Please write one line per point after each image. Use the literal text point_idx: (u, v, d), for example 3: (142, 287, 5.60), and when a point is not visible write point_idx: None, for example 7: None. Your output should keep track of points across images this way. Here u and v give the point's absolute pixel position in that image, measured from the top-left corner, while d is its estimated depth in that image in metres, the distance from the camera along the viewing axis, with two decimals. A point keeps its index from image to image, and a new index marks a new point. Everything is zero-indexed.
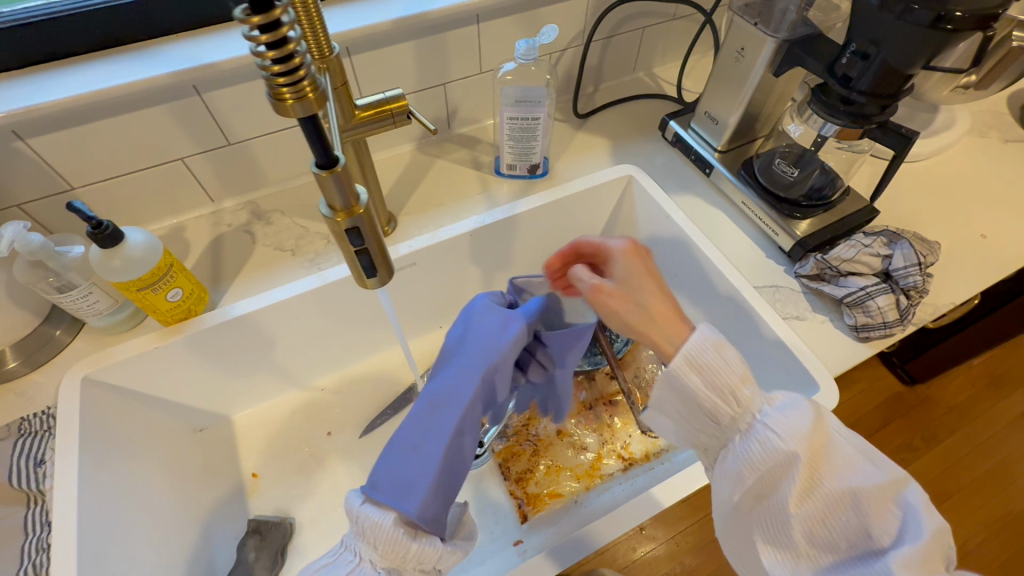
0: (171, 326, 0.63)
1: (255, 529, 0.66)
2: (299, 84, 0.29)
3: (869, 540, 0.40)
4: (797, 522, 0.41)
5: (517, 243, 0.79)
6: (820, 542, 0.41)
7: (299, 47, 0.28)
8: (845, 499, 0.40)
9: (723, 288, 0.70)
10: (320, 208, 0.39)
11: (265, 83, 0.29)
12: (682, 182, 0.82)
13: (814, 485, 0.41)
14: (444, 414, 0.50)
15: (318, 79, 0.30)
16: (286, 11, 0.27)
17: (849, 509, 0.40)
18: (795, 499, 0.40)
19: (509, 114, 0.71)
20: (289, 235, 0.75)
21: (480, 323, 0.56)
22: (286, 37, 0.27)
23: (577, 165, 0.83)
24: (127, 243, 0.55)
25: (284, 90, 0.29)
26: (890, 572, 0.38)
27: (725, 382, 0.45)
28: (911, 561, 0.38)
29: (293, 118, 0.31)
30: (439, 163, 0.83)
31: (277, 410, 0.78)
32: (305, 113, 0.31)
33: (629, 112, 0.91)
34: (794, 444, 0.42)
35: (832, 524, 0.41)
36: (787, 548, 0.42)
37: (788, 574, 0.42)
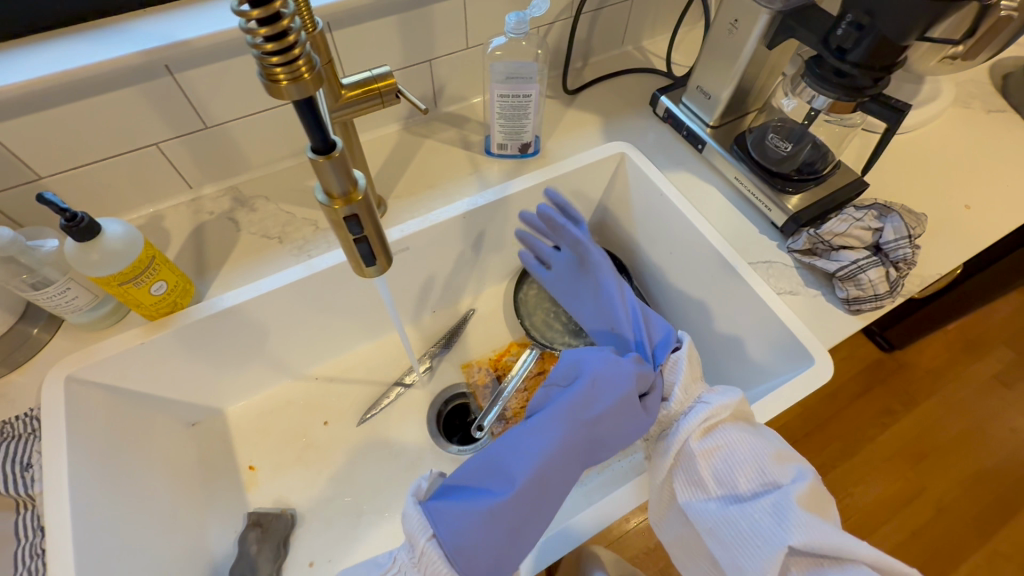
0: (156, 320, 0.61)
1: (255, 522, 0.66)
2: (294, 63, 0.27)
3: (764, 478, 0.48)
4: (700, 457, 0.50)
5: (510, 224, 0.78)
6: (722, 480, 0.49)
7: (293, 24, 0.26)
8: (742, 443, 0.50)
9: (718, 265, 0.71)
10: (316, 194, 0.37)
11: (257, 62, 0.27)
12: (674, 158, 0.81)
13: (720, 432, 0.51)
14: (547, 499, 0.50)
15: (313, 58, 0.28)
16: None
17: (747, 451, 0.49)
18: (698, 438, 0.51)
19: (499, 92, 0.69)
20: (274, 222, 0.72)
21: (613, 416, 0.54)
22: (279, 12, 0.25)
23: (569, 143, 0.81)
24: (104, 236, 0.52)
25: (277, 71, 0.27)
26: (779, 497, 0.46)
27: (680, 385, 0.56)
28: (796, 494, 0.46)
29: (289, 101, 0.29)
30: (427, 143, 0.81)
31: (271, 401, 0.76)
32: (304, 94, 0.29)
33: (619, 87, 0.89)
34: (707, 398, 0.53)
35: (731, 464, 0.49)
36: (695, 482, 0.50)
37: (695, 508, 0.50)
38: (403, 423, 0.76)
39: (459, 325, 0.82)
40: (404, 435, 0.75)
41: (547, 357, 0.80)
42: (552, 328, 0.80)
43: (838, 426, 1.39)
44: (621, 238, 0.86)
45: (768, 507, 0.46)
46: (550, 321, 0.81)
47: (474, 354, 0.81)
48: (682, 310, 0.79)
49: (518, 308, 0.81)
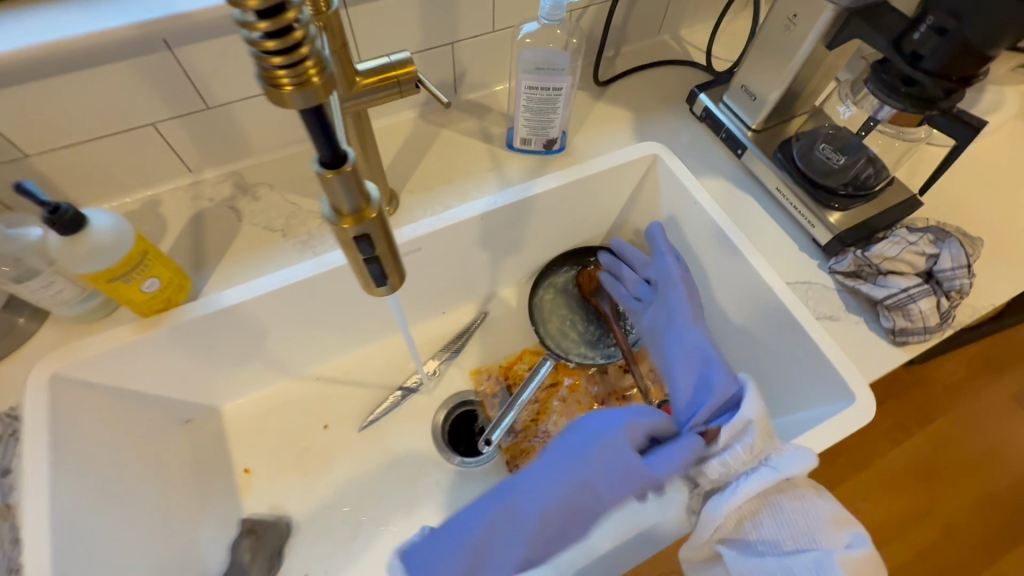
0: (148, 317, 0.57)
1: (250, 529, 0.63)
2: (300, 66, 0.22)
3: (813, 539, 0.46)
4: (744, 504, 0.48)
5: (530, 226, 0.73)
6: (764, 532, 0.47)
7: (301, 20, 0.21)
8: (797, 501, 0.48)
9: (753, 284, 0.65)
10: (323, 211, 0.32)
11: (255, 64, 0.22)
12: (709, 163, 0.75)
13: (774, 491, 0.48)
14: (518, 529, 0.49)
15: (324, 58, 0.23)
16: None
17: (800, 507, 0.47)
18: (746, 486, 0.47)
19: (526, 84, 0.63)
20: (278, 213, 0.67)
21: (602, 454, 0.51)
22: (283, 4, 0.20)
23: (598, 141, 0.76)
24: (90, 230, 0.48)
25: (281, 75, 0.22)
26: (824, 558, 0.44)
27: (743, 445, 0.49)
28: (849, 562, 0.44)
29: (293, 109, 0.24)
30: (444, 133, 0.75)
31: (270, 399, 0.73)
32: (313, 102, 0.24)
33: (653, 80, 0.82)
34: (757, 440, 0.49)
35: (778, 521, 0.47)
36: (731, 528, 0.49)
37: (730, 554, 0.48)
38: (407, 431, 0.72)
39: (470, 328, 0.78)
40: (407, 444, 0.71)
41: (561, 368, 0.76)
42: (568, 338, 0.76)
43: (850, 440, 1.35)
44: (645, 244, 0.81)
45: (809, 566, 0.45)
46: (567, 330, 0.77)
47: (485, 360, 0.77)
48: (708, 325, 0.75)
49: (533, 314, 0.76)
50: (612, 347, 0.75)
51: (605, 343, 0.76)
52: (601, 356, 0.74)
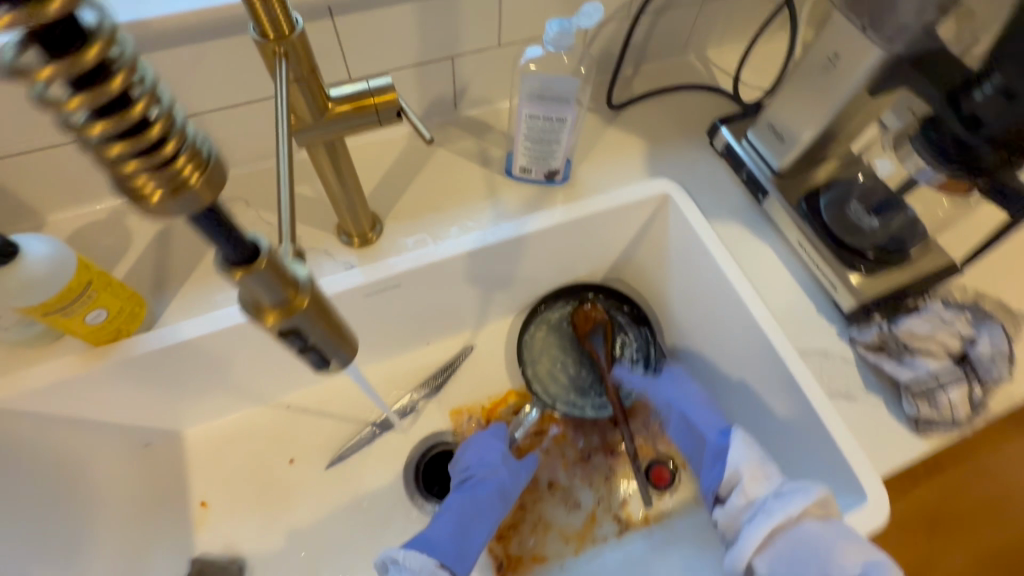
0: (98, 346, 0.52)
1: (199, 571, 0.60)
2: (170, 164, 0.19)
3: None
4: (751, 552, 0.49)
5: (523, 262, 0.67)
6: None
7: (159, 112, 0.18)
8: (799, 539, 0.47)
9: (760, 349, 0.59)
10: (240, 306, 0.27)
11: (112, 174, 0.19)
12: (726, 205, 0.68)
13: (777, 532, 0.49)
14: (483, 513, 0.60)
15: (199, 147, 0.20)
16: (112, 43, 0.17)
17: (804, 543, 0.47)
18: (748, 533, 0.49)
19: (528, 112, 0.57)
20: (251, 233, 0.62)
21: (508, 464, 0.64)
22: (129, 97, 0.17)
23: (605, 173, 0.69)
24: (25, 258, 0.43)
25: (143, 180, 0.18)
26: None
27: (739, 491, 0.52)
28: None
29: (178, 215, 0.20)
30: (439, 153, 0.69)
31: (236, 426, 0.68)
32: (198, 204, 0.20)
33: (673, 106, 0.75)
34: (749, 481, 0.52)
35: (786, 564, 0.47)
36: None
37: None
38: (376, 472, 0.67)
39: (453, 364, 0.73)
40: (375, 486, 0.67)
41: (546, 415, 0.70)
42: (558, 385, 0.71)
43: None
44: (649, 286, 0.74)
45: None
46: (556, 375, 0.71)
47: (467, 399, 0.72)
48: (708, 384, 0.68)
49: (521, 354, 0.71)
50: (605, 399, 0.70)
51: (596, 394, 0.71)
52: (593, 410, 0.70)
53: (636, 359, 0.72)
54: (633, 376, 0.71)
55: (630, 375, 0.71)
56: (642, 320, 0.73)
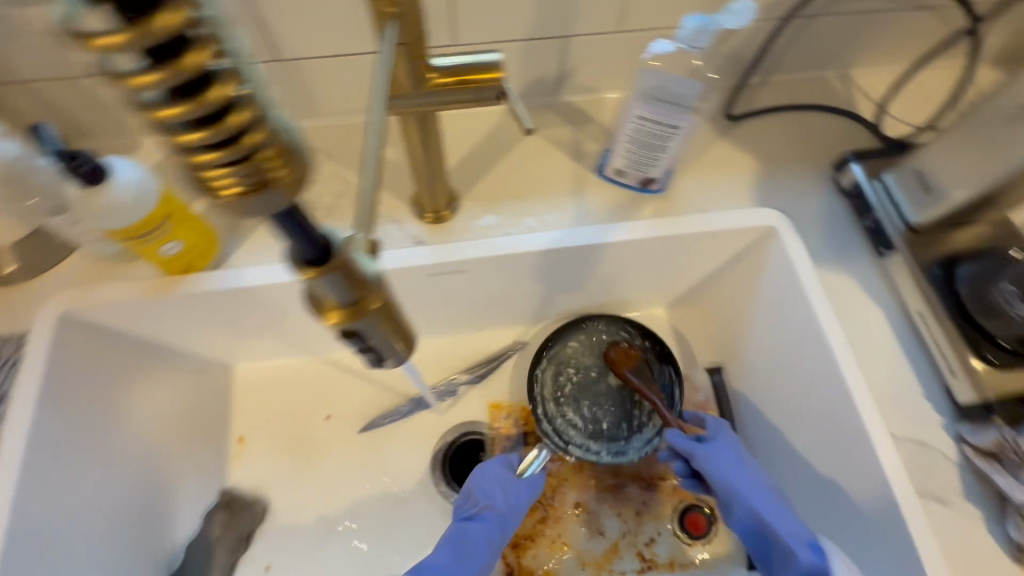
0: (169, 277, 0.54)
1: (226, 504, 0.62)
2: (259, 165, 0.21)
3: None
4: None
5: (596, 270, 0.62)
6: None
7: (257, 119, 0.20)
8: None
9: (847, 426, 0.52)
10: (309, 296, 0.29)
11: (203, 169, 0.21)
12: (839, 251, 0.60)
13: None
14: (472, 554, 0.55)
15: (289, 147, 0.22)
16: (219, 59, 0.19)
17: None
18: None
19: (638, 113, 0.51)
20: (329, 188, 0.61)
21: (506, 491, 0.59)
22: (233, 106, 0.19)
23: (706, 189, 0.63)
24: (111, 184, 0.43)
25: (234, 178, 0.21)
26: None
27: None
28: None
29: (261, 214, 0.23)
30: (531, 137, 0.65)
31: (281, 373, 0.70)
32: (282, 201, 0.23)
33: (797, 126, 0.67)
34: None
35: None
36: None
37: None
38: (405, 448, 0.67)
39: (501, 357, 0.70)
40: (402, 463, 0.66)
41: None
42: (570, 424, 0.64)
43: None
44: (725, 320, 0.67)
45: None
46: (569, 412, 0.64)
47: (508, 396, 0.69)
48: (771, 440, 0.62)
49: (529, 387, 0.64)
50: (624, 445, 0.64)
51: (612, 439, 0.64)
52: (609, 456, 0.63)
53: None
54: (654, 423, 0.65)
55: (649, 421, 0.64)
56: (667, 358, 0.65)
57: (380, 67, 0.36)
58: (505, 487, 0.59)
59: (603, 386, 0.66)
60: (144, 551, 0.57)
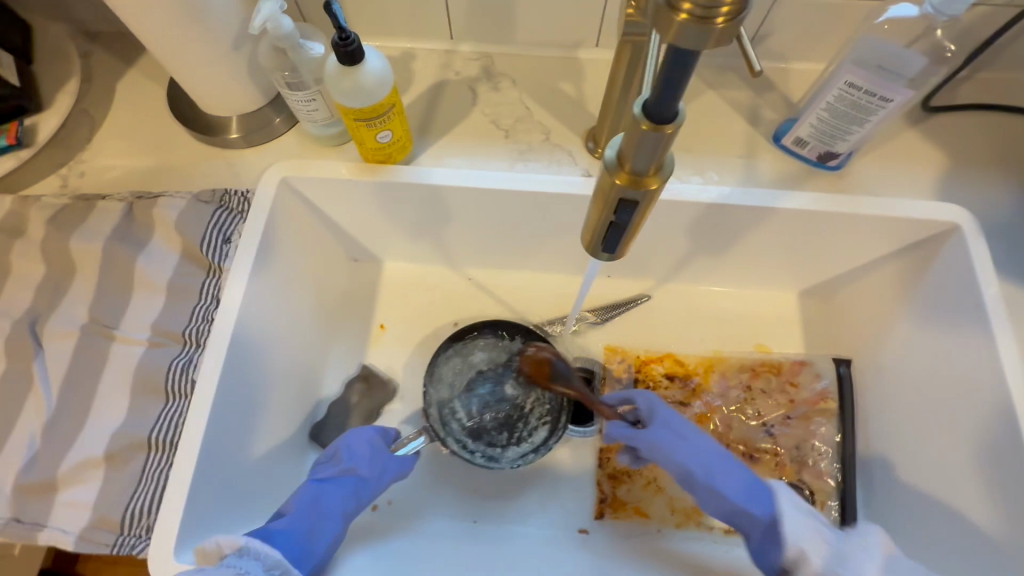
0: (368, 163, 0.60)
1: (364, 377, 0.69)
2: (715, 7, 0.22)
3: None
4: None
5: (749, 236, 0.63)
6: None
7: None
8: None
9: (1000, 445, 0.52)
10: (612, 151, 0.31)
11: None
12: (1021, 264, 0.57)
13: None
14: (326, 515, 0.54)
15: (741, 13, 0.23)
16: None
17: None
18: None
19: (847, 79, 0.50)
20: (509, 112, 0.65)
21: (370, 458, 0.58)
22: None
23: (883, 177, 0.61)
24: (365, 66, 0.49)
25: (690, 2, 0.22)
26: None
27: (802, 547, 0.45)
28: None
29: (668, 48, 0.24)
30: (708, 95, 0.65)
31: (421, 276, 0.75)
32: (700, 43, 0.23)
33: (999, 128, 0.62)
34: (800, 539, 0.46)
35: None
36: None
37: None
38: None
39: (627, 306, 0.72)
40: None
41: (697, 391, 0.69)
42: (456, 416, 0.65)
43: None
44: (866, 314, 0.66)
45: None
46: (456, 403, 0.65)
47: (626, 341, 0.72)
48: (892, 440, 0.62)
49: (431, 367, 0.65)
50: (499, 453, 0.63)
51: (490, 443, 0.64)
52: (482, 459, 0.62)
53: (542, 421, 0.65)
54: (534, 440, 0.64)
55: (530, 437, 0.64)
56: None
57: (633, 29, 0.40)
58: (372, 462, 0.58)
59: (500, 391, 0.66)
60: (300, 397, 0.66)
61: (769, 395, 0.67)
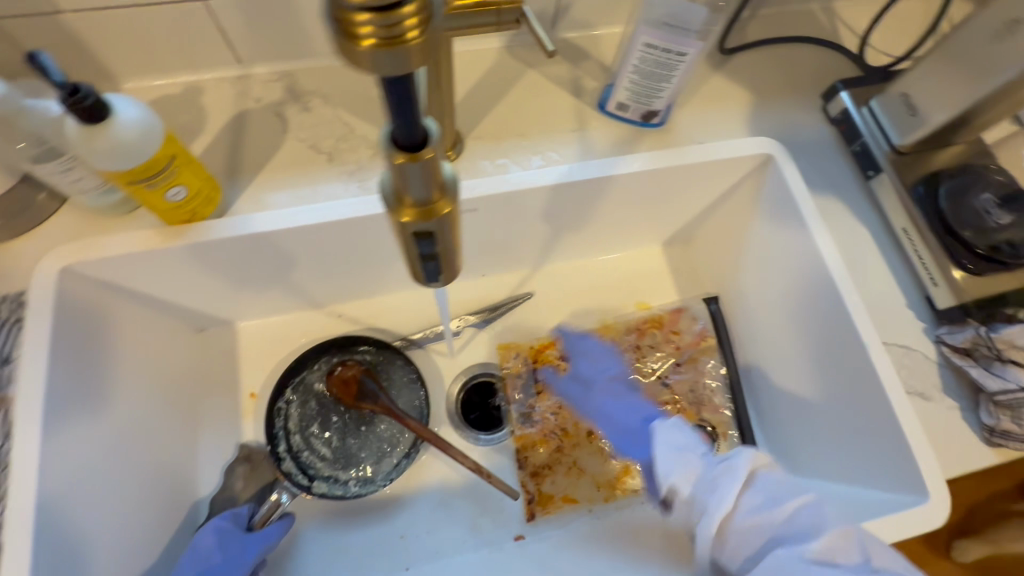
0: (172, 226, 0.52)
1: (245, 457, 0.62)
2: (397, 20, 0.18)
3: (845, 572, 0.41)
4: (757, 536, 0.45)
5: (600, 206, 0.64)
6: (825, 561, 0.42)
7: None
8: (822, 524, 0.44)
9: (845, 344, 0.56)
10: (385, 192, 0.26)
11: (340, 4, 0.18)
12: (828, 178, 0.63)
13: (763, 501, 0.46)
14: None
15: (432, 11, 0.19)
16: None
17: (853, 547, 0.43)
18: (765, 515, 0.45)
19: (644, 40, 0.52)
20: (328, 132, 0.59)
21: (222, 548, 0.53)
22: None
23: (702, 124, 0.64)
24: (115, 120, 0.41)
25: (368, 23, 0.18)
26: None
27: (680, 474, 0.50)
28: None
29: (372, 74, 0.20)
30: (530, 75, 0.64)
31: (284, 328, 0.68)
32: (403, 67, 0.19)
33: (786, 59, 0.68)
34: (668, 451, 0.53)
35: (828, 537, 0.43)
36: None
37: None
38: None
39: (508, 304, 0.71)
40: None
41: (593, 364, 0.70)
42: (317, 454, 0.63)
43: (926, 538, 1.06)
44: (720, 252, 0.70)
45: None
46: (314, 443, 0.63)
47: (516, 336, 0.70)
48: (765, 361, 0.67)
49: (268, 424, 0.62)
50: (372, 472, 0.62)
51: (361, 467, 0.63)
52: (355, 486, 0.61)
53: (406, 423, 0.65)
54: (405, 443, 0.64)
55: (400, 443, 0.64)
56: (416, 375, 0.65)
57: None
58: (224, 548, 0.54)
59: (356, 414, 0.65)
60: (171, 503, 0.57)
61: (658, 349, 0.70)
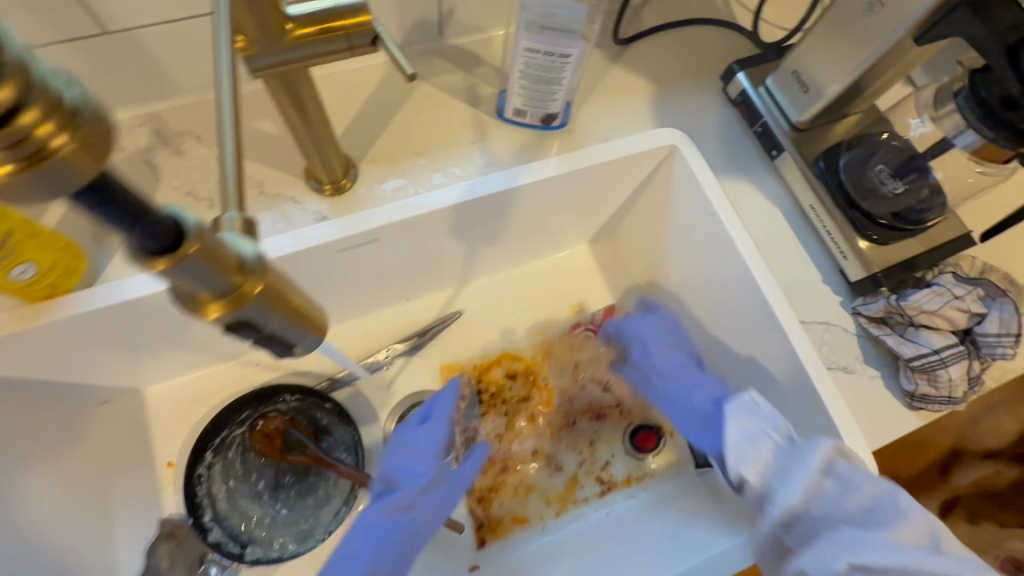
0: (31, 304, 0.47)
1: (168, 534, 0.56)
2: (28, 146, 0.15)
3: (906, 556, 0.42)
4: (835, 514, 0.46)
5: (513, 216, 0.61)
6: (890, 542, 0.43)
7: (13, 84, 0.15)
8: (887, 496, 0.45)
9: (765, 329, 0.56)
10: (173, 297, 0.23)
11: None
12: (735, 161, 0.63)
13: (839, 481, 0.46)
14: None
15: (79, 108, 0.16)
16: None
17: (913, 526, 0.44)
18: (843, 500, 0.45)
19: (525, 45, 0.50)
20: (205, 175, 0.54)
21: None
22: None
23: (605, 119, 0.62)
24: None
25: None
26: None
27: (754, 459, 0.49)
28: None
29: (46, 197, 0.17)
30: (422, 88, 0.61)
31: (197, 386, 0.64)
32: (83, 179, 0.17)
33: (683, 44, 0.67)
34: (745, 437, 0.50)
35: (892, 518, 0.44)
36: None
37: None
38: None
39: (435, 327, 0.67)
40: None
41: (532, 378, 0.67)
42: (249, 517, 0.59)
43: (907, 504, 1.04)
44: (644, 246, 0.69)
45: None
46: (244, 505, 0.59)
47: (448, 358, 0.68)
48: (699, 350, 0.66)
49: (189, 494, 0.57)
50: (310, 526, 0.59)
51: (299, 523, 0.59)
52: (293, 545, 0.58)
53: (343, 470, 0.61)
54: (342, 492, 0.60)
55: (338, 491, 0.60)
56: (347, 417, 0.61)
57: (220, 49, 0.32)
58: None
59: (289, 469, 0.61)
60: None
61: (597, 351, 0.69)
